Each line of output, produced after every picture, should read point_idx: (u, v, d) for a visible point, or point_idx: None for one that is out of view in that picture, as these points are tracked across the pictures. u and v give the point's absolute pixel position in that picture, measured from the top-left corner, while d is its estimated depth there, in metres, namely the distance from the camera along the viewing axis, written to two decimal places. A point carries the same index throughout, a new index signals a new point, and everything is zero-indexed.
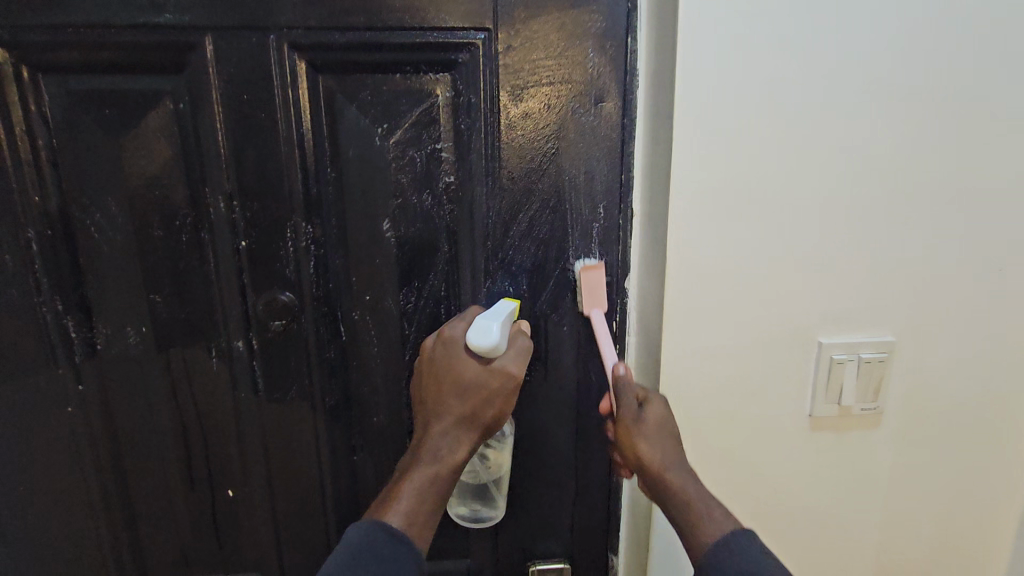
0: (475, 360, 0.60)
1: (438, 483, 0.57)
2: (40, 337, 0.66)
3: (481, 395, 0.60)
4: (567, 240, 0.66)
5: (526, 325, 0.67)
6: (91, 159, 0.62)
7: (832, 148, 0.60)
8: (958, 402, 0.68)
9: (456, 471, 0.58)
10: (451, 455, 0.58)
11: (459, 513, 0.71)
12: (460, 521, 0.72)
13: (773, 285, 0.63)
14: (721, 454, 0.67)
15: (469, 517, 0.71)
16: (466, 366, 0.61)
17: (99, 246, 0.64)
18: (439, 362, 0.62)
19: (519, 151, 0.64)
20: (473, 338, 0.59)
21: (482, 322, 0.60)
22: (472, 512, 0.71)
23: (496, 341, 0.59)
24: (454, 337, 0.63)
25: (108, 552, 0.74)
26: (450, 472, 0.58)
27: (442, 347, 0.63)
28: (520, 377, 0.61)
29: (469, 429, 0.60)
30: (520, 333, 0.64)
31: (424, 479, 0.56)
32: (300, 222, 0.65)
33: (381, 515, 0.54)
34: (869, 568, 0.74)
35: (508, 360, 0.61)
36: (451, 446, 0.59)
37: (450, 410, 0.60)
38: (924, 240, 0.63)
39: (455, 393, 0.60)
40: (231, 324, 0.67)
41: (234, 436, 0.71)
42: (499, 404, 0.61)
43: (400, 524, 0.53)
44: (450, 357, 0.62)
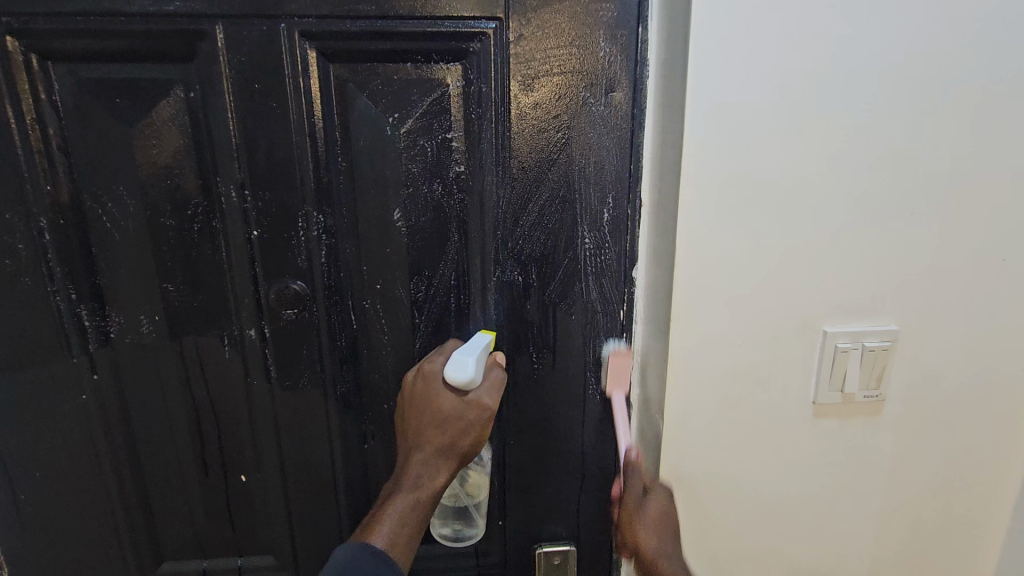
0: (453, 393, 0.63)
1: (417, 509, 0.61)
2: (54, 324, 0.66)
3: (457, 425, 0.63)
4: (576, 230, 0.67)
5: (503, 355, 0.69)
6: (103, 148, 0.62)
7: (841, 140, 0.61)
8: (960, 389, 0.70)
9: (435, 496, 0.63)
10: (430, 482, 0.63)
11: (442, 533, 0.76)
12: (441, 541, 0.76)
13: (779, 275, 0.64)
14: (726, 440, 0.69)
15: (450, 536, 0.76)
16: (443, 398, 0.63)
17: (112, 234, 0.65)
18: (418, 393, 0.65)
19: (529, 142, 0.64)
20: (450, 372, 0.62)
21: (458, 357, 0.62)
22: (453, 531, 0.76)
23: (472, 376, 0.61)
24: (433, 369, 0.65)
25: (123, 537, 0.75)
26: (429, 498, 0.62)
27: (422, 377, 0.66)
28: (494, 408, 0.64)
29: (447, 458, 0.64)
30: (496, 365, 0.67)
31: (405, 505, 0.61)
32: (311, 212, 0.65)
33: (367, 536, 0.60)
34: (867, 550, 0.76)
35: (483, 392, 0.64)
36: (430, 472, 0.63)
37: (430, 440, 0.63)
38: (929, 231, 0.64)
39: (434, 423, 0.63)
40: (243, 313, 0.68)
41: (247, 423, 0.72)
42: (477, 433, 0.64)
43: (382, 545, 0.59)
44: (429, 388, 0.64)
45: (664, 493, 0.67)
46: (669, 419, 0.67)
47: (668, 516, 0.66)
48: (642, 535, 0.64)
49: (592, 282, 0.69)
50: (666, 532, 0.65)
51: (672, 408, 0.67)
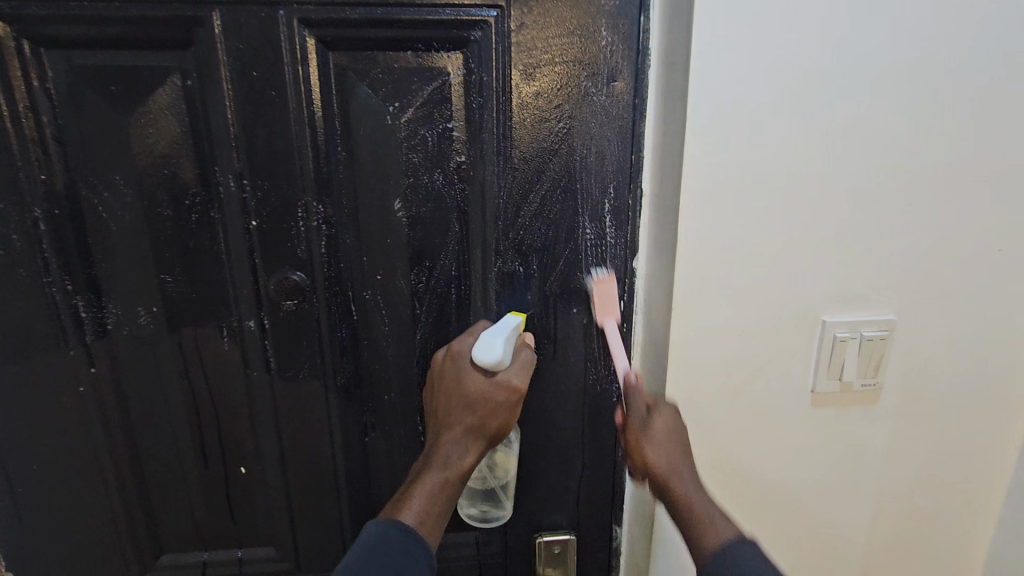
0: (481, 374, 0.63)
1: (446, 487, 0.61)
2: (50, 316, 0.66)
3: (487, 406, 0.63)
4: (578, 220, 0.67)
5: (530, 338, 0.69)
6: (99, 136, 0.61)
7: (842, 130, 0.61)
8: (955, 379, 0.71)
9: (464, 475, 0.62)
10: (460, 461, 0.62)
11: (469, 513, 0.75)
12: (469, 520, 0.76)
13: (780, 266, 0.64)
14: (725, 429, 0.69)
15: (478, 515, 0.75)
16: (474, 378, 0.63)
17: (108, 224, 0.64)
18: (449, 374, 0.65)
19: (531, 132, 0.64)
20: (478, 354, 0.61)
21: (486, 338, 0.62)
22: (481, 511, 0.75)
23: (501, 357, 0.61)
24: (462, 352, 0.66)
25: (122, 530, 0.75)
26: (458, 477, 0.62)
27: (451, 359, 0.66)
28: (525, 390, 0.64)
29: (476, 439, 0.64)
30: (524, 348, 0.67)
31: (435, 483, 0.60)
32: (311, 202, 0.64)
33: (397, 513, 0.58)
34: (863, 537, 0.77)
35: (514, 372, 0.63)
36: (460, 453, 0.63)
37: (459, 420, 0.63)
38: (927, 222, 0.65)
39: (465, 404, 0.63)
40: (242, 304, 0.68)
41: (247, 414, 0.72)
42: (504, 415, 0.64)
43: (413, 522, 0.58)
44: (458, 370, 0.65)
45: (668, 412, 0.64)
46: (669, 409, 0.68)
47: (676, 434, 0.62)
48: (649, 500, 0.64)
49: (592, 273, 0.69)
50: (675, 449, 0.61)
51: (672, 398, 0.67)
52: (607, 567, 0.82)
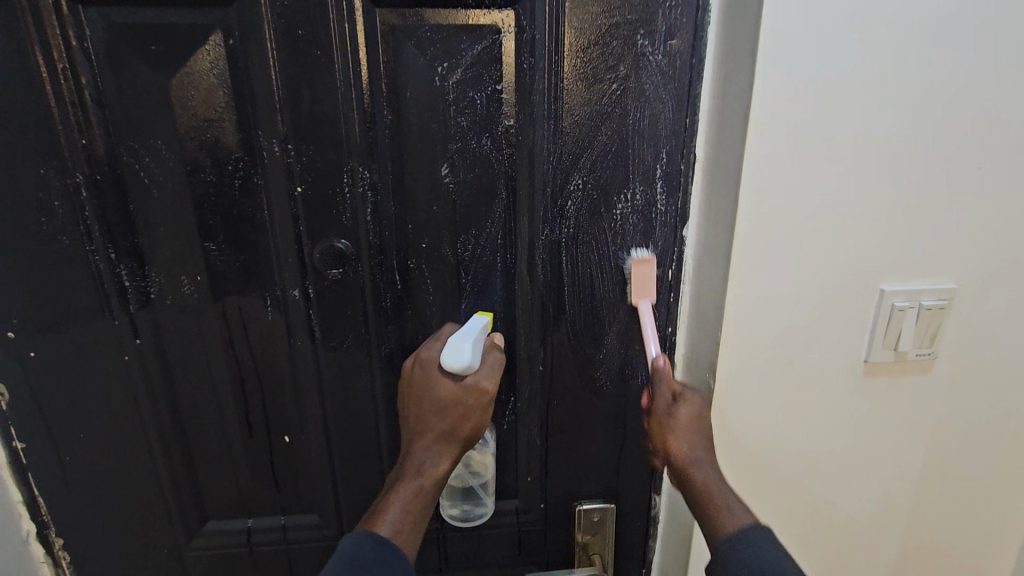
0: (451, 379, 0.63)
1: (422, 495, 0.61)
2: (94, 285, 0.65)
3: (458, 410, 0.64)
4: (628, 185, 0.65)
5: (501, 338, 0.70)
6: (139, 99, 0.59)
7: (912, 90, 0.58)
8: (1009, 349, 0.69)
9: (439, 483, 0.63)
10: (434, 468, 0.63)
11: (451, 513, 0.76)
12: (451, 521, 0.77)
13: (839, 233, 0.62)
14: (772, 399, 0.69)
15: (461, 517, 0.77)
16: (443, 384, 0.64)
17: (150, 190, 0.62)
18: (418, 382, 0.65)
19: (583, 94, 0.62)
20: (446, 359, 0.62)
21: (455, 343, 0.63)
22: (462, 510, 0.77)
23: (469, 360, 0.62)
24: (431, 357, 0.65)
25: (168, 498, 0.75)
26: (432, 485, 0.62)
27: (420, 366, 0.66)
28: (494, 391, 0.65)
29: (449, 444, 0.64)
30: (493, 349, 0.68)
31: (409, 493, 0.61)
32: (357, 167, 0.63)
33: (372, 524, 0.59)
34: (905, 508, 0.77)
35: (482, 375, 0.65)
36: (433, 459, 0.63)
37: (432, 426, 0.63)
38: (994, 187, 0.62)
39: (435, 410, 0.63)
40: (286, 272, 0.66)
41: (291, 383, 0.72)
42: (476, 418, 0.65)
43: (388, 533, 0.58)
44: (428, 375, 0.65)
45: (694, 398, 0.66)
46: (720, 379, 0.67)
47: (699, 419, 0.65)
48: (675, 447, 0.64)
49: (642, 241, 0.67)
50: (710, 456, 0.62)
51: (724, 368, 0.66)
52: (644, 535, 0.83)
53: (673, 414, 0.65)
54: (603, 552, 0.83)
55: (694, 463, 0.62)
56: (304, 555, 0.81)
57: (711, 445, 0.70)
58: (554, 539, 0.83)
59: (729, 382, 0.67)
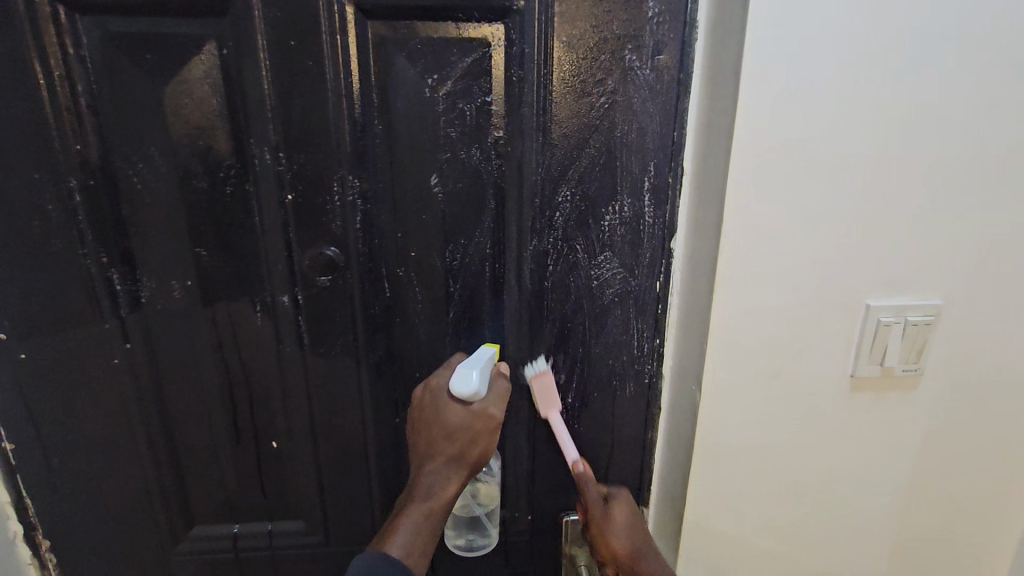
0: (459, 405, 0.64)
1: (430, 519, 0.63)
2: (85, 288, 0.65)
3: (466, 434, 0.65)
4: (616, 198, 0.65)
5: (507, 366, 0.70)
6: (133, 107, 0.60)
7: (896, 107, 0.59)
8: (998, 366, 0.69)
9: (447, 506, 0.64)
10: (442, 491, 0.64)
11: (456, 543, 0.79)
12: (457, 551, 0.79)
13: (825, 248, 0.62)
14: (759, 414, 0.69)
15: (466, 546, 0.79)
16: (452, 409, 0.64)
17: (143, 196, 0.63)
18: (427, 406, 0.66)
19: (572, 107, 0.62)
20: (455, 386, 0.63)
21: (462, 370, 0.64)
22: (468, 541, 0.79)
23: (477, 388, 0.63)
24: (439, 384, 0.66)
25: (156, 501, 0.76)
26: (441, 509, 0.64)
27: (429, 391, 0.66)
28: (502, 416, 0.65)
29: (457, 468, 0.65)
30: (501, 376, 0.68)
31: (418, 517, 0.62)
32: (347, 176, 0.63)
33: (382, 547, 0.61)
34: (893, 526, 0.76)
35: (490, 401, 0.65)
36: (442, 482, 0.64)
37: (441, 451, 0.64)
38: (980, 204, 0.63)
39: (443, 435, 0.64)
40: (276, 279, 0.67)
41: (279, 389, 0.72)
42: (484, 443, 0.65)
43: (398, 555, 0.60)
44: (437, 402, 0.65)
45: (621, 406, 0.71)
46: (706, 392, 0.67)
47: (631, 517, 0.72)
48: (613, 540, 0.70)
49: (629, 253, 0.68)
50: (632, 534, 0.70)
51: (710, 382, 0.66)
52: None
53: (608, 512, 0.72)
54: (591, 563, 0.82)
55: (637, 553, 0.69)
56: (290, 561, 0.81)
57: (696, 458, 0.70)
58: (541, 550, 0.83)
59: (715, 395, 0.67)
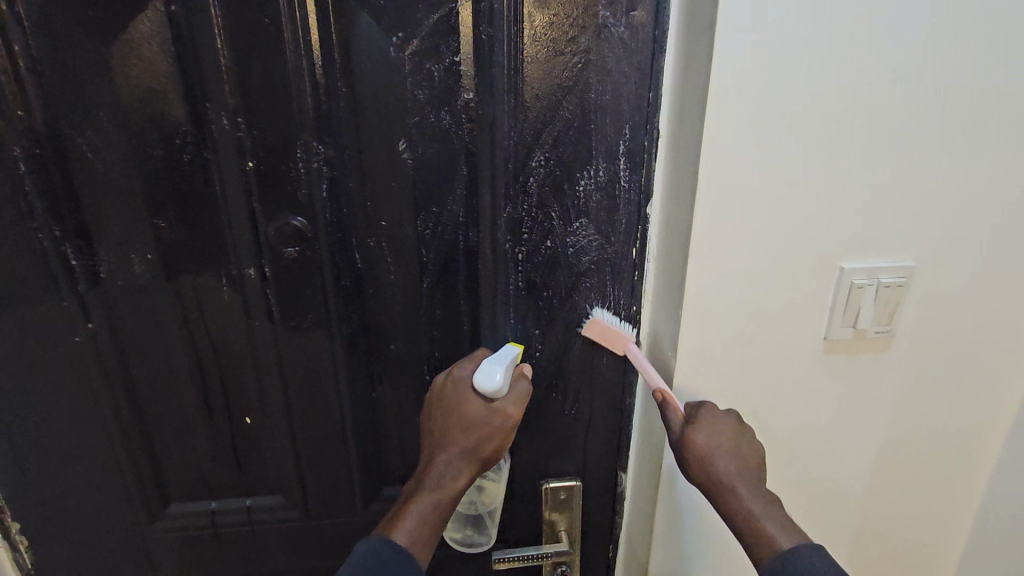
0: (479, 398, 0.65)
1: (438, 509, 0.63)
2: (40, 263, 0.63)
3: (482, 430, 0.65)
4: (591, 162, 0.64)
5: (529, 369, 0.71)
6: (79, 70, 0.57)
7: (874, 64, 0.57)
8: (966, 327, 0.70)
9: (456, 498, 0.64)
10: (452, 483, 0.64)
11: (454, 537, 0.77)
12: (454, 544, 0.77)
13: (800, 211, 0.62)
14: (734, 377, 0.69)
15: (461, 540, 0.77)
16: (471, 403, 0.65)
17: (95, 166, 0.60)
18: (447, 397, 0.67)
19: (544, 66, 0.60)
20: (478, 379, 0.63)
21: (487, 365, 0.64)
22: (465, 535, 0.77)
23: (500, 385, 0.63)
24: (462, 377, 0.68)
25: (128, 480, 0.74)
26: (449, 500, 0.63)
27: (451, 383, 0.68)
28: (519, 418, 0.66)
29: (470, 462, 0.65)
30: (522, 378, 0.68)
31: (426, 505, 0.62)
32: (311, 142, 0.61)
33: (389, 532, 0.61)
34: (863, 484, 0.78)
35: (509, 401, 0.65)
36: (453, 474, 0.64)
37: (455, 442, 0.65)
38: (954, 164, 0.63)
39: (460, 427, 0.65)
40: (242, 251, 0.65)
41: (250, 363, 0.70)
42: (498, 439, 0.66)
43: (403, 542, 0.60)
44: (458, 394, 0.67)
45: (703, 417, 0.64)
46: (682, 358, 0.67)
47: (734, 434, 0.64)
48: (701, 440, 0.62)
49: (605, 219, 0.66)
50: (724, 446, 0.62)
51: (685, 347, 0.66)
52: (611, 512, 0.84)
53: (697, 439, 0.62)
54: (571, 529, 0.83)
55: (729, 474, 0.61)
56: (270, 536, 0.80)
57: None
58: (522, 518, 0.83)
59: (690, 360, 0.67)
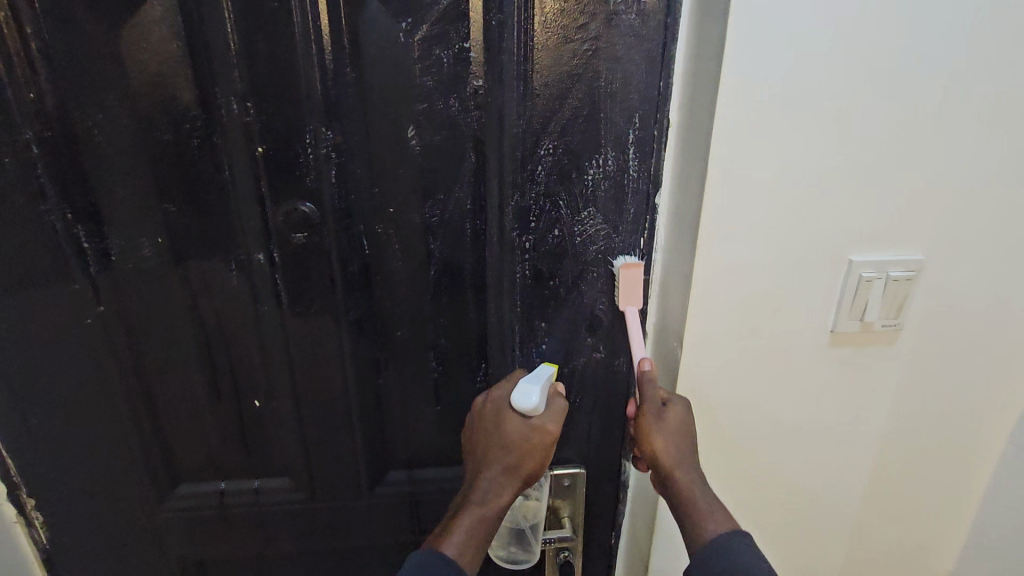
0: (517, 416, 0.66)
1: (485, 525, 0.62)
2: (51, 245, 0.63)
3: (522, 447, 0.65)
4: (600, 151, 0.64)
5: (563, 388, 0.72)
6: (90, 53, 0.57)
7: (890, 53, 0.56)
8: (974, 322, 0.70)
9: (500, 514, 0.64)
10: (497, 499, 0.64)
11: (499, 554, 0.81)
12: (499, 560, 0.81)
13: (810, 203, 0.62)
14: (738, 368, 0.69)
15: (506, 558, 0.81)
16: (510, 421, 0.66)
17: (105, 149, 0.60)
18: (487, 416, 0.68)
19: (554, 53, 0.60)
20: (515, 399, 0.65)
21: (524, 385, 0.65)
22: (510, 553, 0.81)
23: (536, 404, 0.64)
24: (501, 397, 0.68)
25: (138, 460, 0.75)
26: (495, 516, 0.63)
27: (490, 403, 0.69)
28: (557, 435, 0.66)
29: (512, 478, 0.65)
30: (558, 396, 0.69)
31: (473, 520, 0.62)
32: (319, 127, 0.61)
33: (438, 545, 0.60)
34: (866, 476, 0.78)
35: (547, 419, 0.66)
36: (496, 490, 0.64)
37: (497, 459, 0.65)
38: (969, 156, 0.62)
39: (501, 444, 0.65)
40: (250, 236, 0.65)
41: (257, 347, 0.71)
42: (540, 457, 0.66)
43: (453, 554, 0.59)
44: (497, 413, 0.67)
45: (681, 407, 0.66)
46: (688, 347, 0.67)
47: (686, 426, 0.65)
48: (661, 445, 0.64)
49: (612, 208, 0.66)
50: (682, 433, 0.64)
51: (691, 338, 0.67)
52: (613, 500, 0.84)
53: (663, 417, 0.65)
54: (575, 518, 0.84)
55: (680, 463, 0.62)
56: (277, 517, 0.82)
57: None
58: None
59: (696, 350, 0.67)
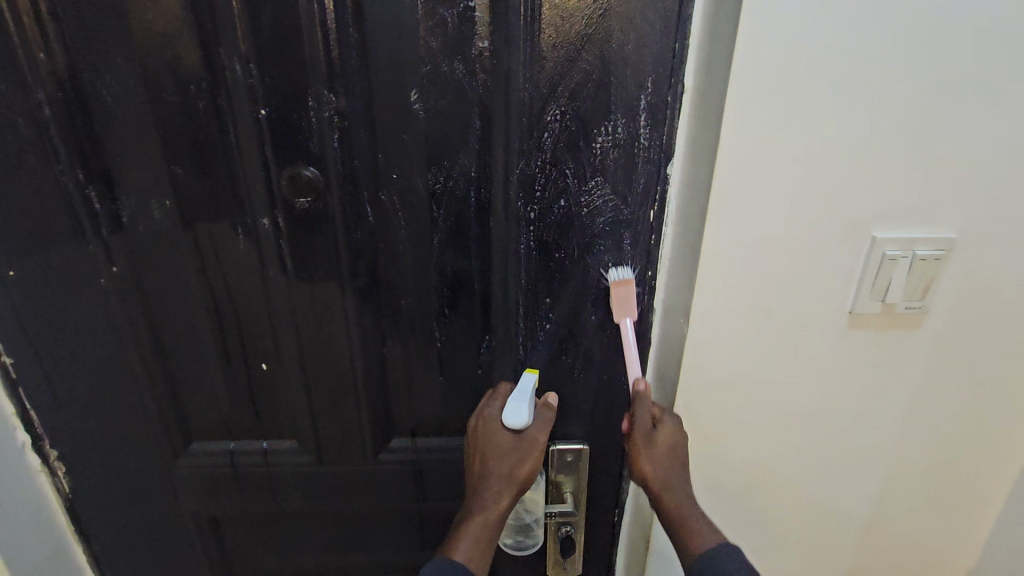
0: (507, 430, 0.68)
1: (490, 531, 0.65)
2: (65, 206, 0.65)
3: (515, 456, 0.68)
4: (610, 117, 0.61)
5: (554, 396, 0.74)
6: (97, 13, 0.57)
7: (926, 11, 0.52)
8: (1009, 308, 0.66)
9: (503, 520, 0.66)
10: (498, 505, 0.66)
11: (505, 542, 0.82)
12: (506, 548, 0.83)
13: (832, 175, 0.58)
14: (749, 348, 0.67)
15: (513, 545, 0.82)
16: (501, 434, 0.68)
17: (115, 112, 0.61)
18: (479, 431, 0.71)
19: (562, 13, 0.57)
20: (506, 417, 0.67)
21: (512, 404, 0.67)
22: (516, 541, 0.82)
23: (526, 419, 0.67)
24: (490, 414, 0.71)
25: (153, 418, 0.78)
26: (499, 522, 0.66)
27: (480, 421, 0.71)
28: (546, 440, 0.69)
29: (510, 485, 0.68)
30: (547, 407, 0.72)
31: (477, 528, 0.65)
32: (322, 90, 0.60)
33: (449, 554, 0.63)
34: (882, 465, 0.75)
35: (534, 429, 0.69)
36: (496, 497, 0.67)
37: (493, 469, 0.68)
38: (1012, 127, 0.57)
39: (495, 454, 0.68)
40: (255, 201, 0.65)
41: (264, 312, 0.72)
42: (532, 462, 0.68)
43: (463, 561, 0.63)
44: (488, 429, 0.70)
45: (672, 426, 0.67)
46: (695, 325, 0.65)
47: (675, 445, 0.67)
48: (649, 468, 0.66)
49: (622, 179, 0.64)
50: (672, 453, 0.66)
51: (699, 315, 0.64)
52: (618, 477, 0.84)
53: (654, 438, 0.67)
54: (578, 493, 0.83)
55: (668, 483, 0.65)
56: (286, 478, 0.84)
57: (682, 390, 0.69)
58: None
59: (704, 328, 0.65)
